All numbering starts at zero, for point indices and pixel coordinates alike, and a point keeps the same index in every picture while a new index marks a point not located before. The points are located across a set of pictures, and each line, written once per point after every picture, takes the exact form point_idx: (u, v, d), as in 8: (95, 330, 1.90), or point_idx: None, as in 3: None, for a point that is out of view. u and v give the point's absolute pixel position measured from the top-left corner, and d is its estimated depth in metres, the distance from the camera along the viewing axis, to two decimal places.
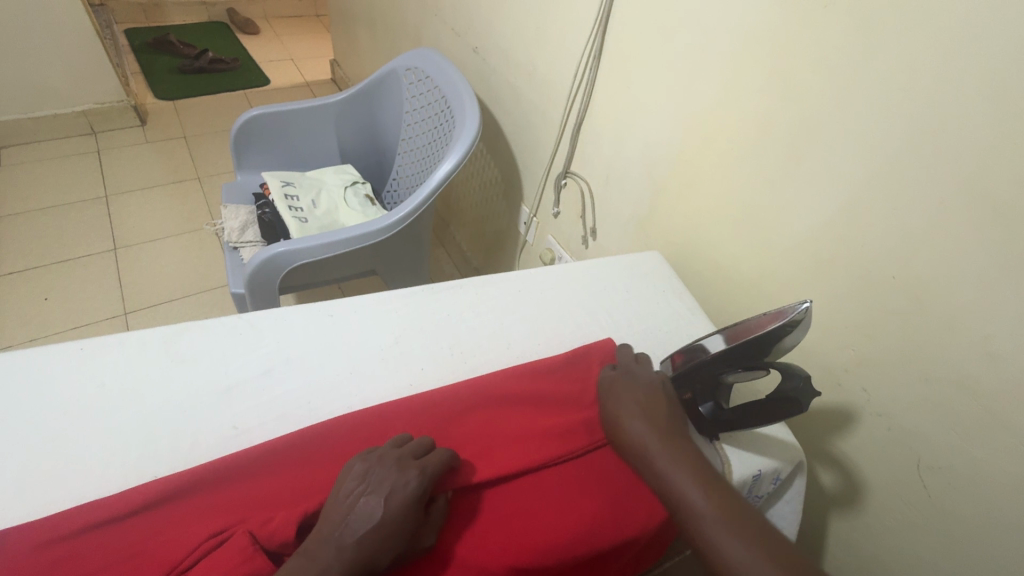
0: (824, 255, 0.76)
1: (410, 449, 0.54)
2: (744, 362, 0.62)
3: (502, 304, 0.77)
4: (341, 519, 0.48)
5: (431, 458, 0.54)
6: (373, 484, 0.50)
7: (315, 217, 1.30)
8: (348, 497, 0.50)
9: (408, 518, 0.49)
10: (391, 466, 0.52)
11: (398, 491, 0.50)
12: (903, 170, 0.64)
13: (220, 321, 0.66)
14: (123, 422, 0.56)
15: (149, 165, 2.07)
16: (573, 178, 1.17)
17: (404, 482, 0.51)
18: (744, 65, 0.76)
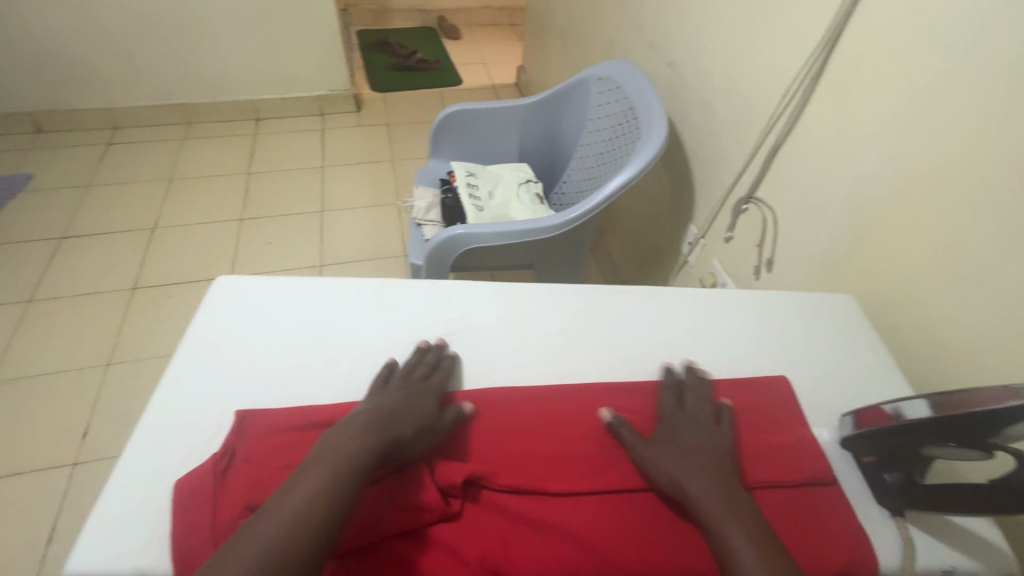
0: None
1: (416, 371, 0.63)
2: (961, 436, 0.53)
3: (669, 316, 0.76)
4: (364, 417, 0.56)
5: (431, 379, 0.62)
6: (390, 394, 0.60)
7: (490, 207, 1.41)
8: (370, 403, 0.58)
9: (420, 415, 0.57)
10: (404, 382, 0.61)
11: (412, 397, 0.59)
12: None
13: (419, 282, 0.76)
14: (340, 350, 0.67)
15: (357, 146, 2.43)
16: (755, 203, 1.11)
17: (410, 392, 0.60)
18: (1010, 102, 0.65)
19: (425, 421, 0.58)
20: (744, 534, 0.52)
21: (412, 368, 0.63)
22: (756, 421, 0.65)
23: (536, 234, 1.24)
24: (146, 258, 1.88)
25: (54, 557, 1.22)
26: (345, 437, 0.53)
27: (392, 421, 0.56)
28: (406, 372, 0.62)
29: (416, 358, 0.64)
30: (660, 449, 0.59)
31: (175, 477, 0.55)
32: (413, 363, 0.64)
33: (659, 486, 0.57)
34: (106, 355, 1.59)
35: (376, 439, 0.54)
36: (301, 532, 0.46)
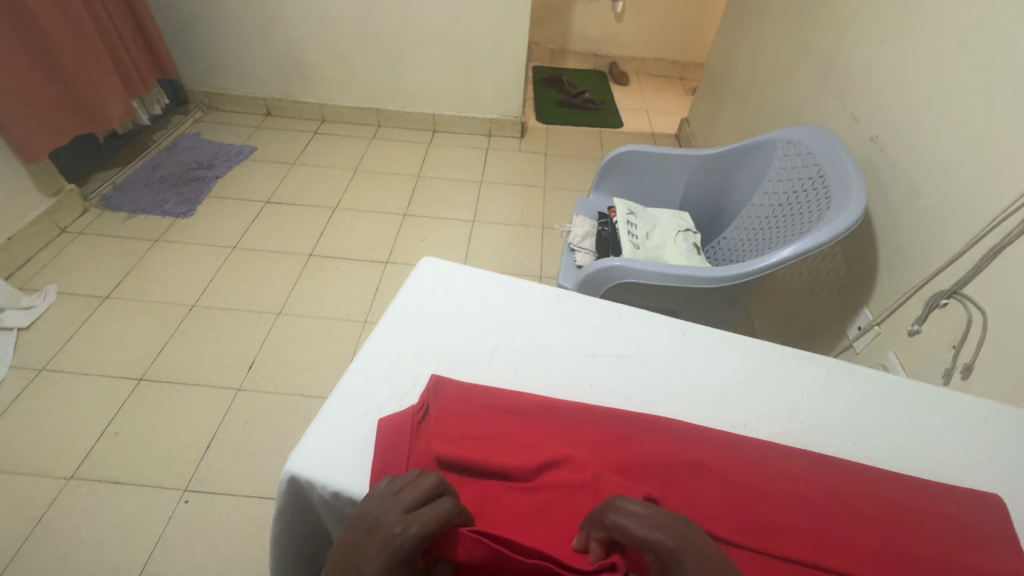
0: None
1: (401, 499, 0.51)
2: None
3: (847, 395, 0.74)
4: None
5: (417, 502, 0.51)
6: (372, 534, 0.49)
7: (646, 246, 1.41)
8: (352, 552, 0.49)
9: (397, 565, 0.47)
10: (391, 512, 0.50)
11: (373, 550, 0.48)
12: None
13: (595, 302, 0.81)
14: (523, 346, 0.74)
15: (515, 168, 2.59)
16: (959, 300, 0.99)
17: (382, 538, 0.49)
18: None
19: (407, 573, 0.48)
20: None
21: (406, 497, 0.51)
22: (955, 532, 0.58)
23: (693, 282, 1.22)
24: (324, 232, 2.16)
25: (207, 463, 1.42)
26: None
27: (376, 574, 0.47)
28: (395, 495, 0.52)
29: (402, 483, 0.53)
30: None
31: (377, 416, 0.64)
32: (407, 501, 0.51)
33: None
34: (279, 305, 1.85)
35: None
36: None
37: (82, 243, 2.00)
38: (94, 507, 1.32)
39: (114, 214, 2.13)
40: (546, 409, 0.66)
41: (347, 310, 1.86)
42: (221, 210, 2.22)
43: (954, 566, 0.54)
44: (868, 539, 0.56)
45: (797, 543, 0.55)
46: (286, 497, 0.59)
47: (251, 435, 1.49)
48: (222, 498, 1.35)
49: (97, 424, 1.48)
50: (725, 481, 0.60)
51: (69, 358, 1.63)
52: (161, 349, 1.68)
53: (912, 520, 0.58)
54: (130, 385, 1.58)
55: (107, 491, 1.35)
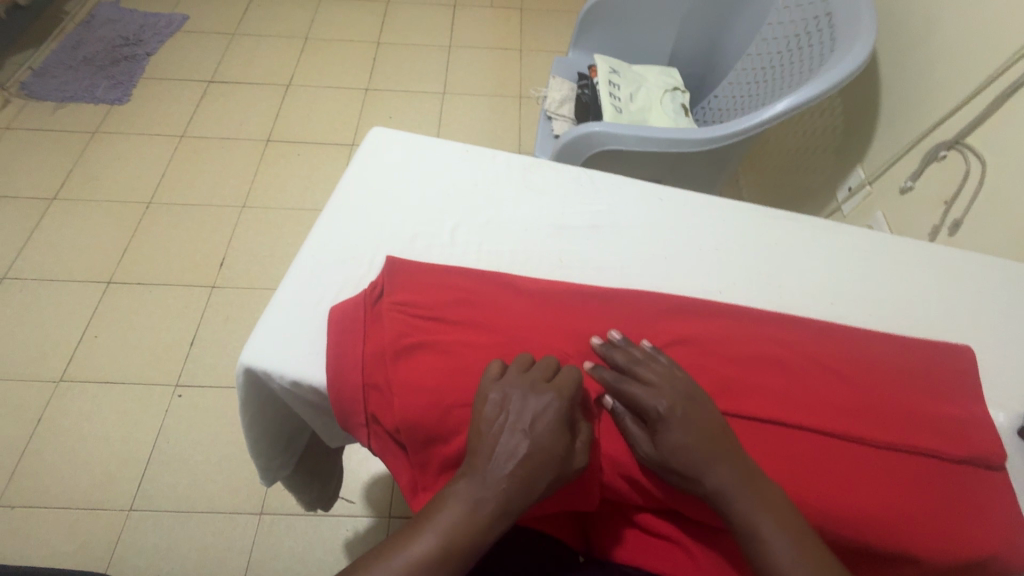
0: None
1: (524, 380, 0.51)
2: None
3: (828, 256, 0.71)
4: (501, 452, 0.48)
5: (567, 384, 0.51)
6: (514, 412, 0.49)
7: (629, 110, 1.29)
8: (484, 430, 0.49)
9: (561, 451, 0.48)
10: (524, 394, 0.50)
11: (534, 423, 0.49)
12: None
13: (568, 170, 0.73)
14: (487, 222, 0.68)
15: (487, 29, 2.30)
16: (959, 150, 0.92)
17: (537, 407, 0.50)
18: None
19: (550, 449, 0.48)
20: (788, 545, 0.46)
21: (519, 372, 0.52)
22: (915, 380, 0.58)
23: (678, 146, 1.13)
24: (279, 114, 1.97)
25: (194, 359, 1.43)
26: (512, 454, 0.48)
27: (534, 455, 0.48)
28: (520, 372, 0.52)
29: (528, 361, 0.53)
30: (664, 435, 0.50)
31: (330, 304, 0.60)
32: (522, 363, 0.52)
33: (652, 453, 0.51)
34: (242, 197, 1.74)
35: (515, 485, 0.47)
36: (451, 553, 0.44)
37: (11, 140, 1.81)
38: (90, 404, 1.35)
39: (40, 104, 1.91)
40: (510, 290, 0.61)
41: (315, 199, 1.75)
42: (160, 94, 1.98)
43: (923, 416, 0.55)
44: (843, 398, 0.55)
45: (760, 404, 0.54)
46: (246, 388, 0.58)
47: (234, 331, 1.48)
48: (214, 391, 1.39)
49: (74, 329, 1.46)
50: (707, 355, 0.57)
51: (29, 265, 1.56)
52: (124, 250, 1.61)
53: (876, 371, 0.58)
54: (100, 287, 1.53)
55: (99, 391, 1.37)
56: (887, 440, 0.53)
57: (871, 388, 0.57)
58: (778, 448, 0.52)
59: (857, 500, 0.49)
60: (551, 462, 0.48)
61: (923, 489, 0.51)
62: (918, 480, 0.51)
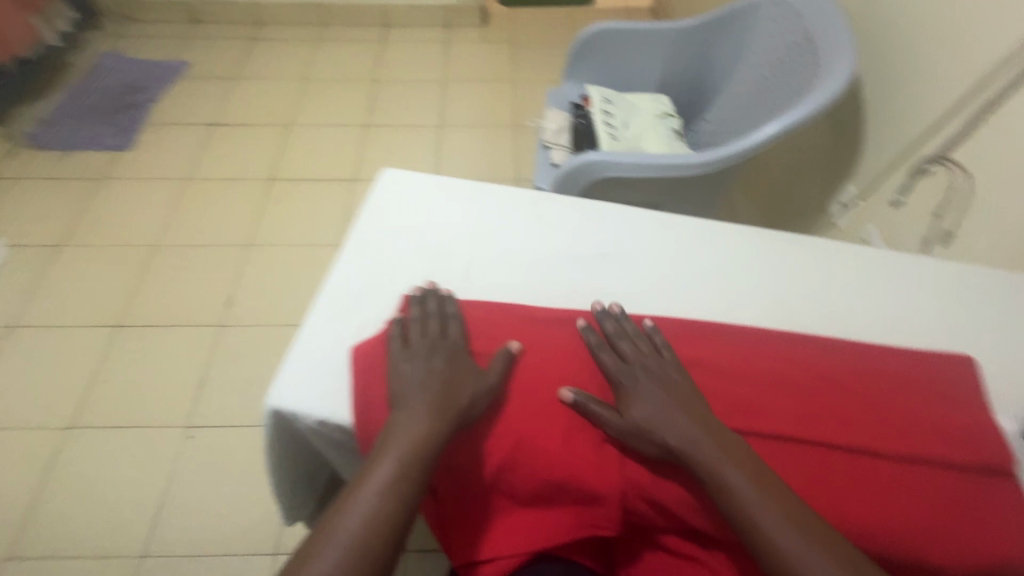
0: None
1: (427, 334, 0.59)
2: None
3: (830, 273, 0.73)
4: (418, 395, 0.54)
5: (457, 332, 0.60)
6: (422, 362, 0.57)
7: (624, 138, 1.34)
8: (401, 381, 0.56)
9: (470, 379, 0.56)
10: (430, 347, 0.58)
11: (437, 366, 0.56)
12: None
13: (575, 202, 0.77)
14: (500, 255, 0.70)
15: (479, 63, 2.37)
16: (946, 165, 0.96)
17: (438, 353, 0.58)
18: None
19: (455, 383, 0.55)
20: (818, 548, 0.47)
21: (416, 327, 0.59)
22: (924, 391, 0.60)
23: (675, 170, 1.16)
24: (281, 153, 2.01)
25: (204, 399, 1.44)
26: (425, 397, 0.54)
27: (446, 388, 0.55)
28: (424, 329, 0.59)
29: (418, 311, 0.61)
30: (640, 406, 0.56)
31: (353, 342, 0.62)
32: (412, 316, 0.61)
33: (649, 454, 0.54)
34: (248, 235, 1.77)
35: (437, 410, 0.53)
36: (403, 491, 0.49)
37: (19, 190, 1.84)
38: (101, 450, 1.35)
39: (47, 153, 1.95)
40: (518, 321, 0.63)
41: (319, 234, 1.79)
42: (164, 139, 2.03)
43: (935, 427, 0.57)
44: (857, 413, 0.57)
45: (775, 423, 0.56)
46: (273, 430, 0.59)
47: (243, 368, 1.49)
48: (225, 430, 1.39)
49: (84, 374, 1.47)
50: (723, 377, 0.59)
51: (38, 312, 1.57)
52: (133, 292, 1.63)
53: (887, 384, 0.60)
54: (109, 331, 1.55)
55: (109, 435, 1.37)
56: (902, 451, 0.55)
57: (882, 402, 0.58)
58: (797, 465, 0.54)
59: (878, 515, 0.51)
60: (455, 392, 0.55)
61: (939, 499, 0.53)
62: (933, 490, 0.53)
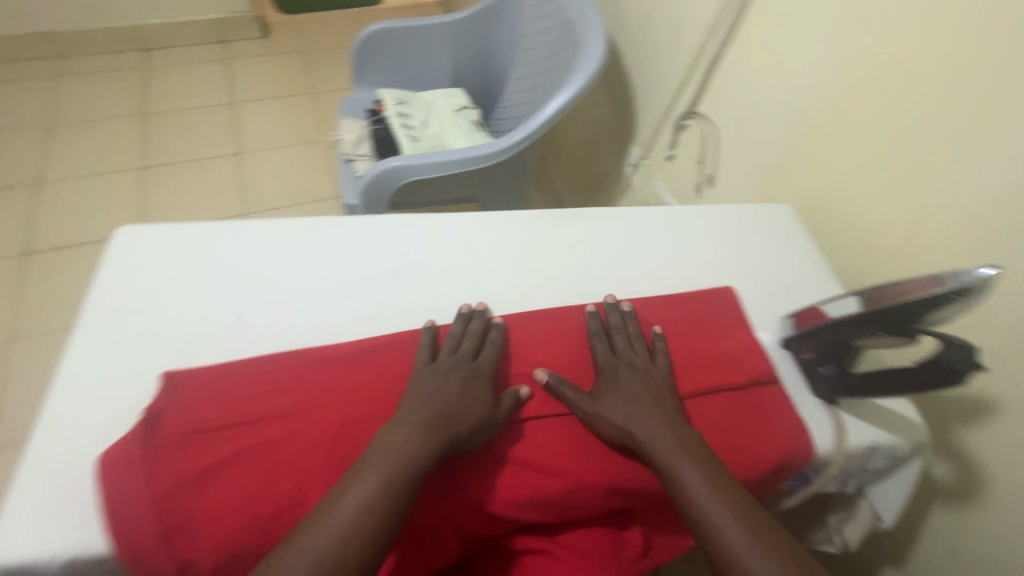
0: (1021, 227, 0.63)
1: (446, 356, 0.58)
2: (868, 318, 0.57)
3: (616, 238, 0.74)
4: (426, 415, 0.52)
5: (487, 359, 0.59)
6: (443, 384, 0.55)
7: (426, 138, 1.32)
8: (416, 403, 0.54)
9: (484, 403, 0.55)
10: (447, 371, 0.56)
11: (449, 388, 0.55)
12: None
13: (356, 220, 0.70)
14: (278, 299, 0.63)
15: (271, 78, 2.14)
16: (696, 118, 1.09)
17: (457, 376, 0.56)
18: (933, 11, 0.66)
19: (484, 408, 0.54)
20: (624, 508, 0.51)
21: (447, 345, 0.59)
22: (699, 329, 0.67)
23: (475, 164, 1.18)
24: (34, 219, 1.65)
25: None
26: (431, 417, 0.52)
27: (455, 411, 0.53)
28: (446, 355, 0.58)
29: (459, 330, 0.60)
30: (615, 397, 0.58)
31: (98, 451, 0.50)
32: (453, 334, 0.60)
33: (609, 438, 0.56)
34: (5, 332, 1.43)
35: (433, 432, 0.51)
36: (368, 529, 0.45)
37: None
38: None
39: None
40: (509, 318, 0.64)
41: None
42: None
43: (711, 359, 0.64)
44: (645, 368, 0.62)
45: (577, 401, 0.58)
46: None
47: None
48: None
49: None
50: (523, 365, 0.60)
51: None
52: None
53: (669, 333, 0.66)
54: None
55: None
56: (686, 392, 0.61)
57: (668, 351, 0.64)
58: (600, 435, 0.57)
59: None
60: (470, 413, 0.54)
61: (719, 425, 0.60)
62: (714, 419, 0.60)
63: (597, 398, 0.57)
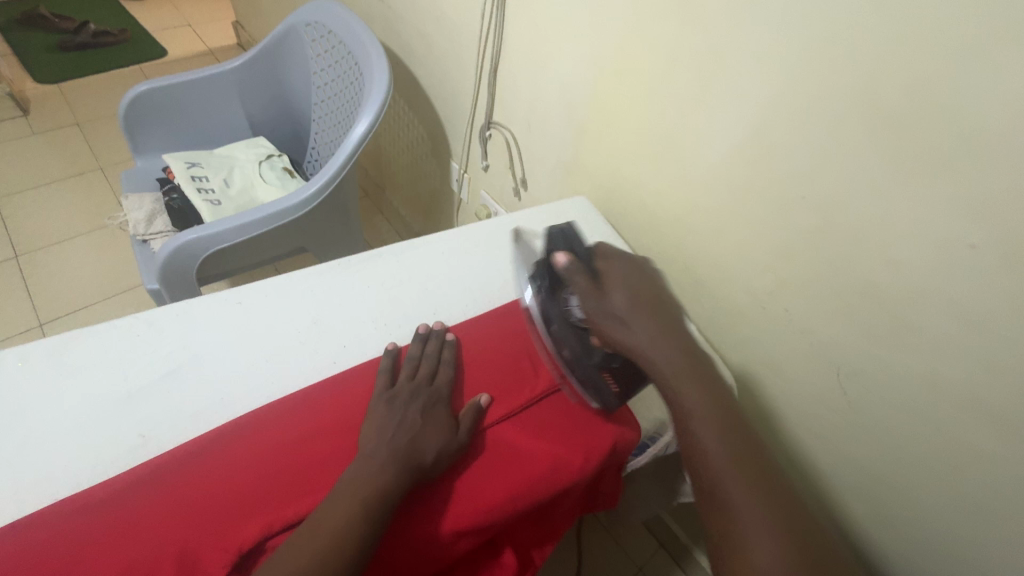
0: (752, 182, 0.72)
1: (420, 377, 0.61)
2: (552, 284, 0.62)
3: (422, 270, 0.74)
4: (394, 436, 0.54)
5: (445, 379, 0.62)
6: (422, 407, 0.58)
7: (230, 198, 1.20)
8: (389, 425, 0.55)
9: (444, 428, 0.56)
10: (417, 397, 0.59)
11: (417, 411, 0.57)
12: (794, 96, 0.63)
13: (116, 324, 0.61)
14: (18, 448, 0.52)
15: (40, 159, 1.81)
16: (495, 128, 1.12)
17: (428, 398, 0.59)
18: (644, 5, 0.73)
19: (450, 432, 0.56)
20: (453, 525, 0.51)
21: (405, 371, 0.61)
22: (516, 339, 0.68)
23: (289, 215, 1.10)
24: None
25: None
26: (400, 435, 0.54)
27: (418, 439, 0.54)
28: (409, 379, 0.60)
29: (416, 354, 0.63)
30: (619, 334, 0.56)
31: None
32: (411, 358, 0.63)
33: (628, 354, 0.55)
34: None
35: (400, 460, 0.52)
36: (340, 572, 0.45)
37: None
38: None
39: None
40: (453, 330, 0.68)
41: None
42: None
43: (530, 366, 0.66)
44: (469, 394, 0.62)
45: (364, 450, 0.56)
46: None
47: None
48: None
49: None
50: (332, 436, 0.56)
51: None
52: None
53: (489, 350, 0.66)
54: None
55: None
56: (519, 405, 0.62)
57: (491, 370, 0.65)
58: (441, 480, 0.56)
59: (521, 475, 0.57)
60: (445, 438, 0.56)
61: (551, 427, 0.62)
62: (548, 423, 0.62)
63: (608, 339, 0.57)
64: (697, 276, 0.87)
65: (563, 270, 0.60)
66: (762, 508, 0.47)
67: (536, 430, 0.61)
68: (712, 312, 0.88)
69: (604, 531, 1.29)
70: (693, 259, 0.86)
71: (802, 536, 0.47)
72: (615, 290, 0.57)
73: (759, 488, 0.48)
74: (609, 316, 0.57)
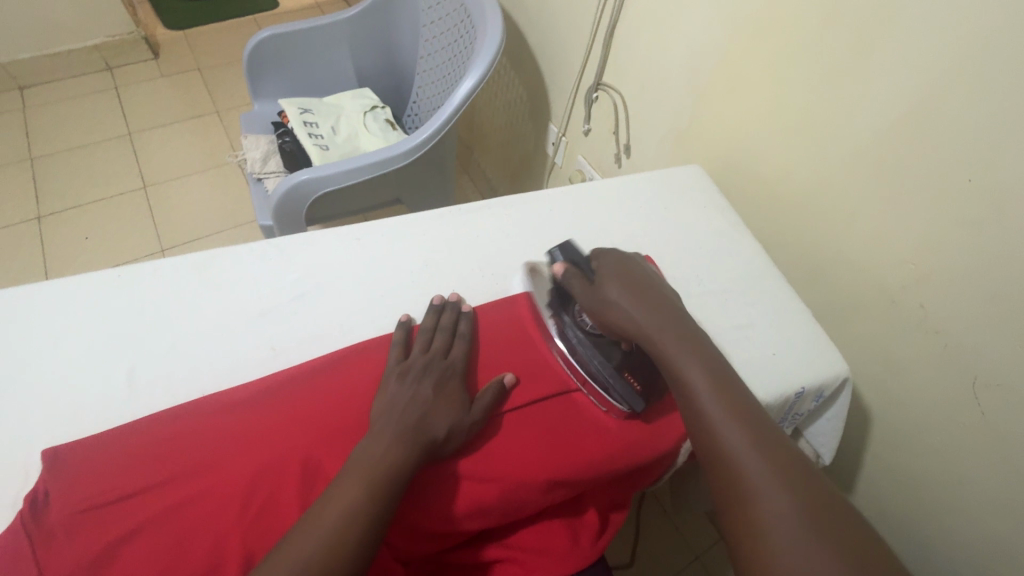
0: (906, 161, 0.65)
1: (433, 350, 0.58)
2: (561, 298, 0.63)
3: (530, 225, 0.74)
4: (399, 411, 0.51)
5: (460, 353, 0.58)
6: (431, 380, 0.55)
7: (336, 144, 1.26)
8: (395, 399, 0.53)
9: (456, 406, 0.53)
10: (426, 369, 0.56)
11: (428, 387, 0.54)
12: (982, 61, 0.56)
13: (250, 248, 0.66)
14: (171, 347, 0.58)
15: (167, 100, 1.96)
16: (604, 90, 1.08)
17: (439, 374, 0.56)
18: None
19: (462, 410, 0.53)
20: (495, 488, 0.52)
21: (420, 342, 0.58)
22: (538, 322, 0.64)
23: (389, 164, 1.13)
24: None
25: None
26: (406, 411, 0.51)
27: (427, 417, 0.52)
28: (420, 351, 0.57)
29: (430, 325, 0.60)
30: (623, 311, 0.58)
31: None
32: (425, 330, 0.60)
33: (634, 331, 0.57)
34: None
35: (411, 435, 0.50)
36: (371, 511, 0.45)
37: None
38: None
39: None
40: (475, 305, 0.65)
41: None
42: None
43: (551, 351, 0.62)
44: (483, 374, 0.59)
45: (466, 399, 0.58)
46: None
47: None
48: None
49: None
50: None
51: None
52: None
53: (507, 331, 0.62)
54: None
55: None
56: (537, 392, 0.58)
57: (506, 351, 0.61)
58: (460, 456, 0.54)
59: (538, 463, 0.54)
60: (456, 415, 0.53)
61: (573, 416, 0.58)
62: (569, 412, 0.58)
63: (617, 316, 0.58)
64: (815, 259, 0.81)
65: (563, 279, 0.62)
66: (785, 484, 0.44)
67: (561, 414, 0.58)
68: (828, 300, 0.82)
69: (665, 515, 1.27)
70: (814, 241, 0.80)
71: (799, 464, 0.46)
72: (606, 281, 0.60)
73: (754, 425, 0.48)
74: (609, 308, 0.59)
